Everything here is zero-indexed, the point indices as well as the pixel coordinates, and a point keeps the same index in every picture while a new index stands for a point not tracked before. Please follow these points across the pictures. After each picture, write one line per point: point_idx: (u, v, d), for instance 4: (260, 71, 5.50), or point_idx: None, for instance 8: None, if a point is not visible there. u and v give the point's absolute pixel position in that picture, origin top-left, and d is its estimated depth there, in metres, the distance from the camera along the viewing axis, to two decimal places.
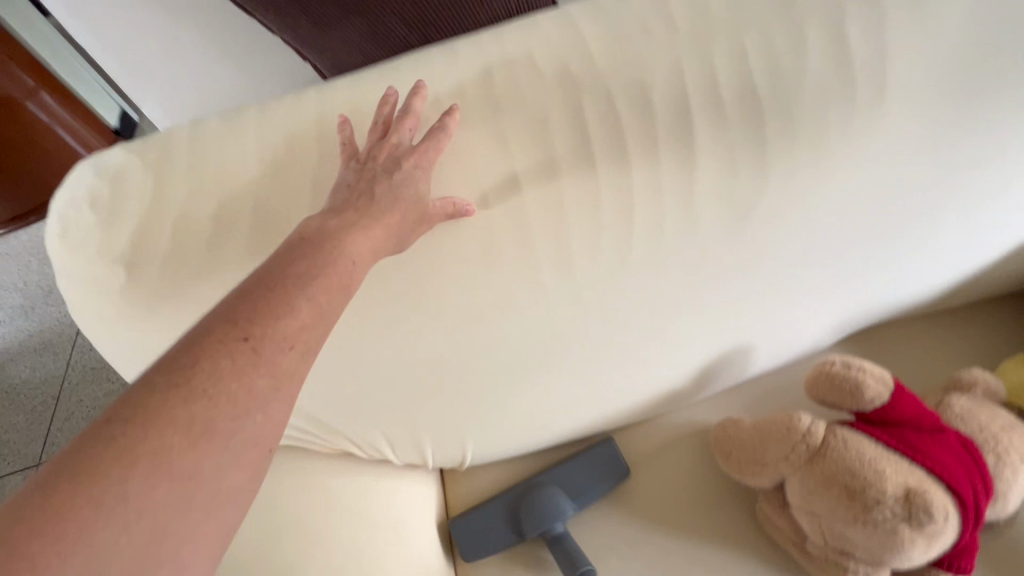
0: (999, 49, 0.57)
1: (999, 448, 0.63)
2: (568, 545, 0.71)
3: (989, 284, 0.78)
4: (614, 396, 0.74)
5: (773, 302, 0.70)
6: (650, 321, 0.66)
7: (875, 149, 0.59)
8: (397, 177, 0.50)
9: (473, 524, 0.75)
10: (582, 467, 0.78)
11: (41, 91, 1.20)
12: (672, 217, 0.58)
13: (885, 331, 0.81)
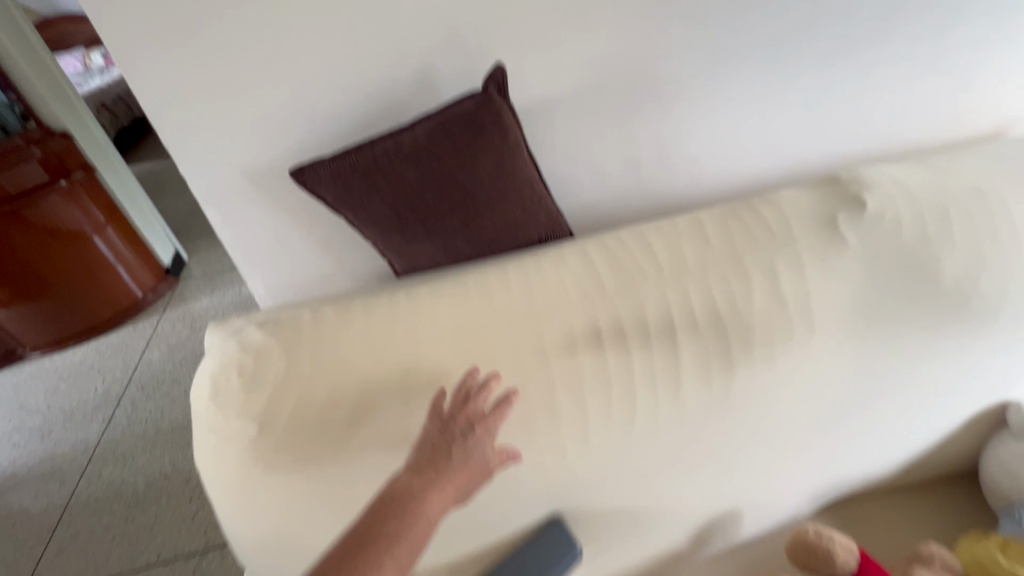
0: (894, 292, 0.79)
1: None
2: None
3: (927, 463, 0.95)
4: (620, 552, 0.86)
5: (752, 474, 0.85)
6: (650, 485, 0.81)
7: (812, 359, 0.79)
8: (470, 441, 0.63)
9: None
10: (539, 549, 0.76)
11: (104, 228, 2.13)
12: (665, 401, 0.76)
13: (853, 502, 0.95)
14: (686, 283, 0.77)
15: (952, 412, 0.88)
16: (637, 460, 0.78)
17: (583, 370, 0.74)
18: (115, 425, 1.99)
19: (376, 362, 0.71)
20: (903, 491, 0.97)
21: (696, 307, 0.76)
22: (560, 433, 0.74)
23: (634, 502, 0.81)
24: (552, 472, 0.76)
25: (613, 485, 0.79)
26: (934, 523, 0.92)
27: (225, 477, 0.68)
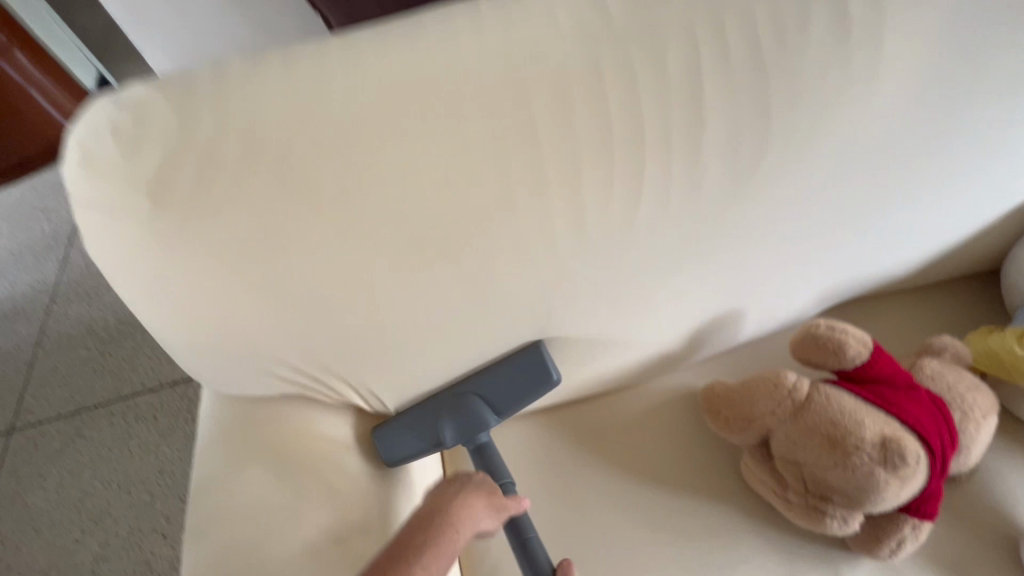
0: (977, 26, 0.63)
1: (963, 404, 0.69)
2: (490, 456, 0.75)
3: (947, 262, 0.86)
4: (611, 355, 0.79)
5: (764, 271, 0.76)
6: (648, 282, 0.71)
7: (863, 120, 0.65)
8: (476, 480, 0.65)
9: (394, 436, 0.74)
10: (517, 373, 0.73)
11: (14, 48, 1.29)
12: (680, 176, 0.63)
13: (859, 303, 0.89)
14: (721, 16, 0.58)
15: (992, 197, 0.78)
16: (639, 251, 0.67)
17: (581, 133, 0.58)
18: (70, 263, 1.85)
19: (305, 118, 0.52)
20: (913, 292, 0.90)
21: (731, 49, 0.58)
22: (549, 217, 0.61)
23: (631, 301, 0.72)
24: (539, 265, 0.64)
25: (609, 281, 0.69)
26: (940, 322, 0.88)
27: (131, 270, 0.55)
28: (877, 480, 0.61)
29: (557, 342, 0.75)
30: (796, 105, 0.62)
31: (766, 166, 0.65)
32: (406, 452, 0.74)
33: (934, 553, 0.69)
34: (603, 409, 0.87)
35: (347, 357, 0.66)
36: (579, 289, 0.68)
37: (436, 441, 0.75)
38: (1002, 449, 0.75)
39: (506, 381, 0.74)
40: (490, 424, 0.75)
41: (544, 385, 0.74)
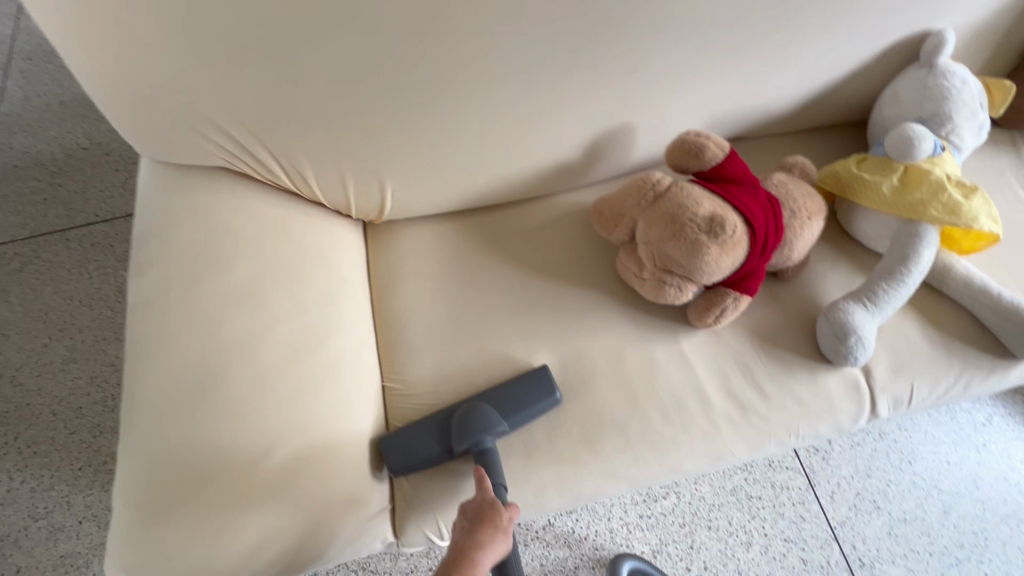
0: None
1: (793, 206, 0.83)
2: (490, 459, 0.75)
3: (824, 104, 0.97)
4: (519, 157, 0.90)
5: (654, 83, 0.86)
6: (539, 77, 0.80)
7: None
8: (487, 507, 0.69)
9: (407, 444, 0.78)
10: (519, 388, 0.80)
11: None
12: None
13: (745, 142, 1.01)
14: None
15: (867, 32, 0.87)
16: (535, 43, 0.77)
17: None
18: (9, 95, 1.80)
19: None
20: (796, 134, 1.02)
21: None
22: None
23: (532, 99, 0.83)
24: (443, 42, 0.74)
25: (509, 71, 0.79)
26: (815, 158, 1.00)
27: None
28: (701, 245, 0.75)
29: (465, 134, 0.84)
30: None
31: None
32: (420, 461, 0.78)
33: (751, 323, 0.87)
34: (512, 217, 0.99)
35: (270, 120, 0.77)
36: (482, 75, 0.78)
37: (444, 449, 0.79)
38: (825, 254, 0.92)
39: (513, 394, 0.79)
40: (496, 430, 0.76)
41: (545, 403, 0.80)
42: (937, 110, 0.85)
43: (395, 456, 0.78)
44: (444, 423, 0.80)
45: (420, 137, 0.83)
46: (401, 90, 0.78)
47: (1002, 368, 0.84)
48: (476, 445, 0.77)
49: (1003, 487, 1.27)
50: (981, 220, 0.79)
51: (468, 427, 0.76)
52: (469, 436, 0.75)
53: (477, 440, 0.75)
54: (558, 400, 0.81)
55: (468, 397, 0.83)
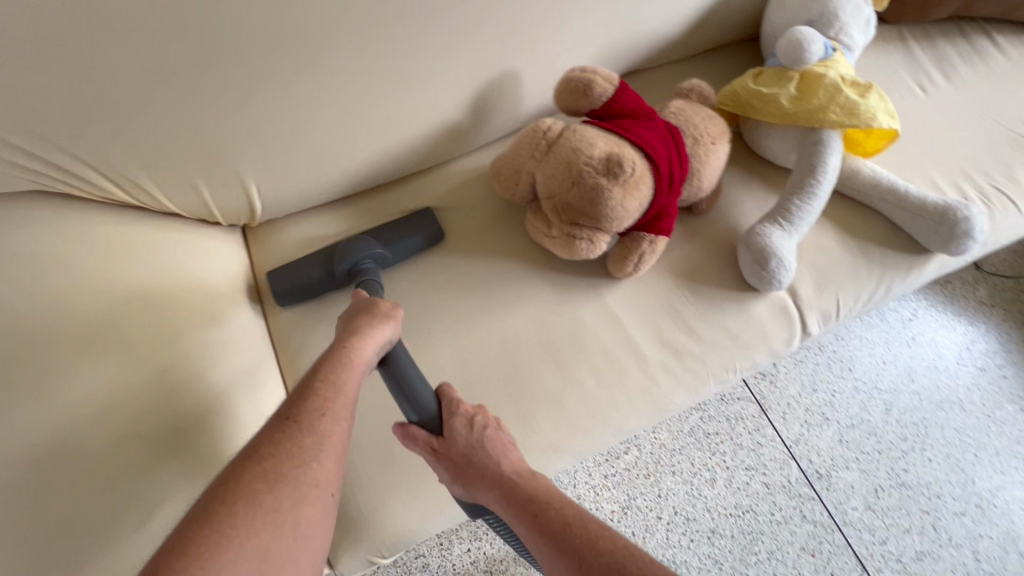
0: None
1: (695, 133, 0.78)
2: (368, 274, 0.77)
3: (712, 24, 0.92)
4: (396, 124, 0.80)
5: (528, 19, 0.77)
6: (391, 29, 0.71)
7: None
8: (358, 306, 0.66)
9: (289, 275, 0.79)
10: (399, 224, 0.83)
11: None
12: None
13: (642, 75, 0.95)
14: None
15: None
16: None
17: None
18: None
19: None
20: (692, 59, 0.97)
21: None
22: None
23: (393, 52, 0.73)
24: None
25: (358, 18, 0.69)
26: (713, 82, 0.95)
27: None
28: (602, 190, 0.68)
29: (326, 106, 0.74)
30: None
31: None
32: (303, 282, 0.79)
33: (673, 265, 0.83)
34: (408, 193, 0.90)
35: (77, 125, 0.64)
36: (326, 28, 0.68)
37: (325, 272, 0.79)
38: (737, 180, 0.88)
39: (395, 229, 0.82)
40: (374, 251, 0.78)
41: (426, 235, 0.83)
42: (824, 11, 0.81)
43: (279, 281, 0.79)
44: (329, 250, 0.80)
45: (274, 116, 0.72)
46: (235, 60, 0.66)
47: (918, 264, 0.84)
48: (356, 269, 0.78)
49: (934, 375, 1.32)
50: (880, 118, 0.76)
51: (347, 250, 0.78)
52: (344, 255, 0.77)
53: (351, 258, 0.76)
54: (439, 233, 0.84)
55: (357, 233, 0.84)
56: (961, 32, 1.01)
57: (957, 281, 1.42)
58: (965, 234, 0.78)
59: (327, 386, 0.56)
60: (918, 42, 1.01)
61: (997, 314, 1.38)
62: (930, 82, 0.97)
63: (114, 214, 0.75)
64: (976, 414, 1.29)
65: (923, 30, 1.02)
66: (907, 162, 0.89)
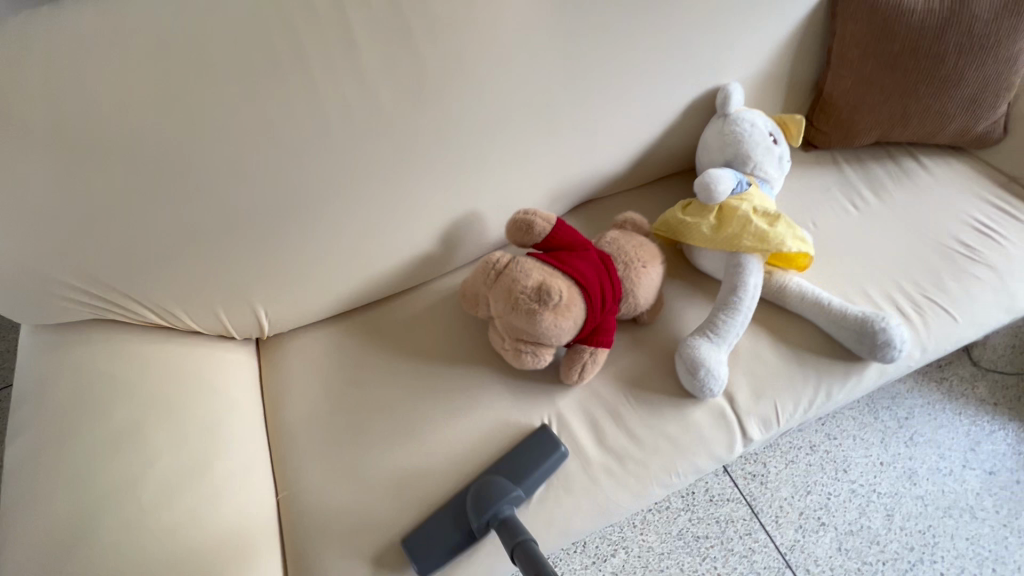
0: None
1: (626, 259, 0.90)
2: (512, 524, 0.74)
3: (648, 164, 1.09)
4: (381, 256, 0.97)
5: (487, 171, 0.95)
6: (371, 188, 0.89)
7: (497, 44, 0.85)
8: None
9: (428, 536, 0.81)
10: (524, 449, 0.83)
11: None
12: (353, 95, 0.81)
13: (597, 203, 1.12)
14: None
15: (665, 95, 1.00)
16: (369, 156, 0.86)
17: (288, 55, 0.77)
18: None
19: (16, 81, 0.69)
20: (640, 189, 1.14)
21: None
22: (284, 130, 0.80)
23: (377, 203, 0.90)
24: (282, 172, 0.82)
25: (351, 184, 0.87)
26: (658, 208, 1.10)
27: None
28: (536, 314, 0.81)
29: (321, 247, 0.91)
30: (451, 22, 0.82)
31: (447, 76, 0.84)
32: (442, 545, 0.80)
33: (617, 373, 0.92)
34: (395, 309, 1.06)
35: (128, 272, 0.83)
36: (325, 194, 0.86)
37: (465, 534, 0.81)
38: (677, 292, 0.99)
39: (519, 457, 0.83)
40: (510, 494, 0.77)
41: (553, 460, 0.83)
42: (737, 152, 0.96)
43: (420, 555, 0.79)
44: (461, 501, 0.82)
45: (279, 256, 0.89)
46: (254, 220, 0.85)
47: (855, 371, 0.89)
48: (497, 518, 0.76)
49: (938, 479, 1.27)
50: (788, 242, 0.87)
51: (482, 505, 0.75)
52: (485, 508, 0.74)
53: (494, 511, 0.74)
54: (565, 454, 0.84)
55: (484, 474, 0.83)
56: (890, 155, 1.12)
57: (954, 377, 1.39)
58: (886, 343, 0.84)
59: None
60: (849, 163, 1.13)
61: (1001, 413, 1.34)
62: (861, 200, 1.08)
63: (156, 334, 0.94)
64: (991, 523, 1.21)
65: (854, 155, 1.14)
66: (837, 274, 0.98)
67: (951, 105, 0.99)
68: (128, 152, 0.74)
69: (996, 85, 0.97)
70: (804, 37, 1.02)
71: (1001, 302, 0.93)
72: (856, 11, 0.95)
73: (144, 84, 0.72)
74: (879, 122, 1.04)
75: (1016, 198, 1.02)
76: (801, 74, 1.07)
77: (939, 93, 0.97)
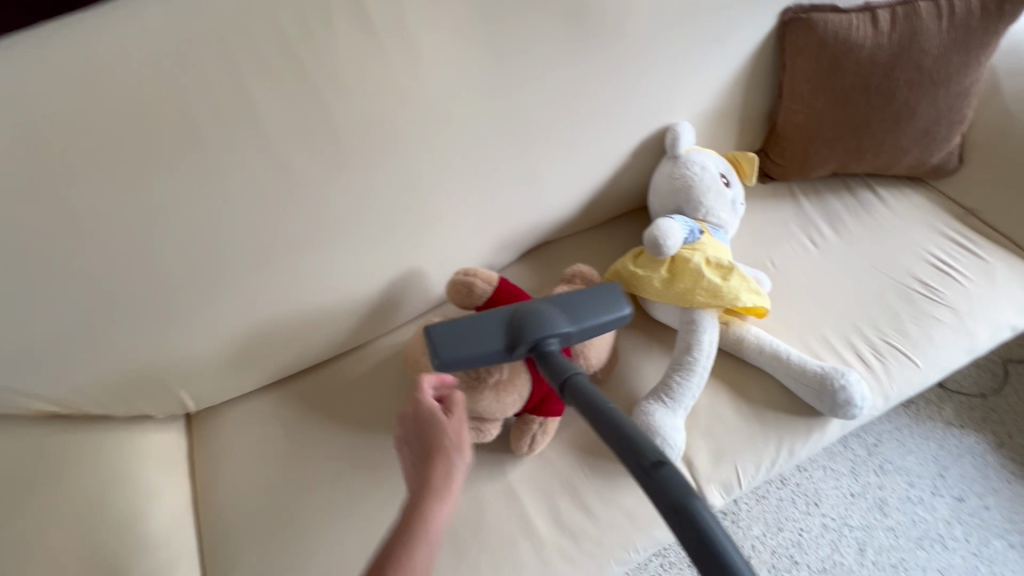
0: (490, 16, 0.79)
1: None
2: (554, 358, 0.66)
3: (600, 206, 1.04)
4: (313, 325, 0.88)
5: (425, 228, 0.88)
6: (294, 256, 0.81)
7: (419, 101, 0.79)
8: (436, 430, 0.65)
9: (455, 336, 0.68)
10: (587, 299, 0.71)
11: None
12: (260, 163, 0.75)
13: (547, 248, 1.06)
14: (278, 19, 0.73)
15: (612, 139, 0.94)
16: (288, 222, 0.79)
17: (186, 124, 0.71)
18: None
19: None
20: (592, 230, 1.09)
21: (292, 42, 0.74)
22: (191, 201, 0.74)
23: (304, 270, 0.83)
24: (191, 246, 0.75)
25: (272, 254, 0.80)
26: (611, 252, 1.05)
27: None
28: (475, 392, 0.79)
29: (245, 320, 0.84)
30: (366, 79, 0.76)
31: (366, 136, 0.78)
32: None
33: (571, 440, 0.86)
34: (334, 373, 0.98)
35: (21, 363, 0.74)
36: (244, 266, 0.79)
37: None
38: (633, 345, 0.94)
39: (579, 308, 0.70)
40: (559, 327, 0.67)
41: (611, 317, 0.71)
42: (687, 198, 0.91)
43: (447, 341, 0.67)
44: (502, 324, 0.68)
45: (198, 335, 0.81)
46: (168, 297, 0.77)
47: (816, 426, 0.85)
48: (539, 347, 0.67)
49: (908, 508, 1.25)
50: (744, 296, 0.83)
51: (532, 324, 0.66)
52: (528, 332, 0.66)
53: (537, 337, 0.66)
54: (625, 316, 0.72)
55: (533, 308, 0.69)
56: (847, 186, 1.09)
57: (920, 401, 1.38)
58: (846, 402, 0.80)
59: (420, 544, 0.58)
60: (807, 196, 1.09)
61: (967, 435, 1.33)
62: (820, 235, 1.04)
63: (68, 420, 0.85)
64: (961, 553, 1.20)
65: (811, 186, 1.10)
66: (799, 318, 0.93)
67: (905, 138, 0.96)
68: (17, 238, 0.68)
69: (949, 117, 0.94)
70: (754, 71, 0.97)
71: (962, 345, 0.90)
72: (806, 45, 0.91)
73: (33, 163, 0.67)
74: (833, 155, 1.00)
75: (974, 231, 1.00)
76: (754, 107, 1.02)
77: (892, 128, 0.94)
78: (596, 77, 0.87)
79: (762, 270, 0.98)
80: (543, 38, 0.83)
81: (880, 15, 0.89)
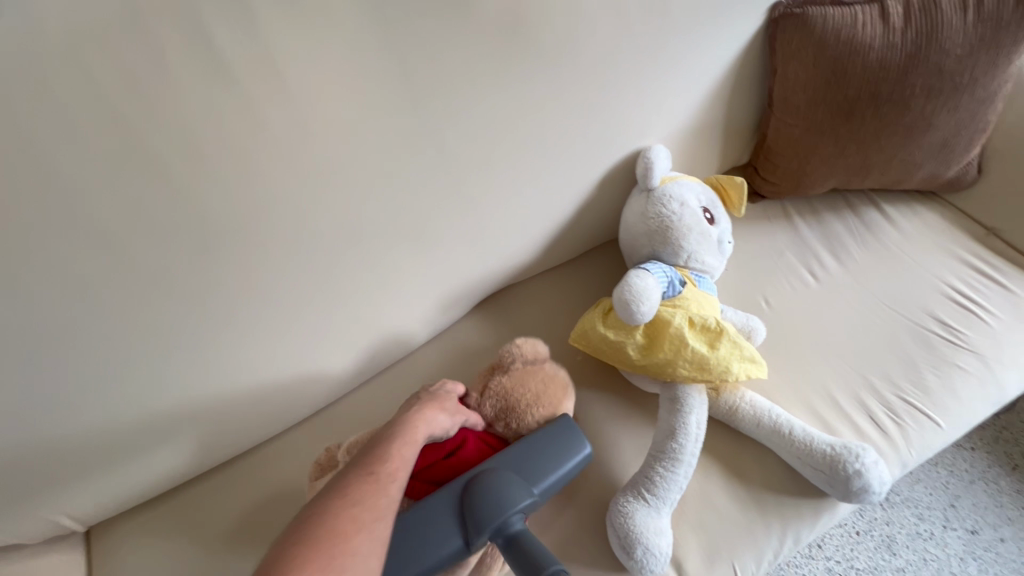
0: (404, 30, 0.58)
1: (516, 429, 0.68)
2: (526, 543, 0.55)
3: (563, 246, 0.87)
4: (205, 440, 0.68)
5: (345, 298, 0.68)
6: (156, 368, 0.59)
7: (315, 152, 0.58)
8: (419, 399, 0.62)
9: (404, 534, 0.55)
10: (541, 445, 0.64)
11: None
12: (80, 254, 0.51)
13: (506, 294, 0.90)
14: None
15: (573, 171, 0.77)
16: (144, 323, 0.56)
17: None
18: None
19: None
20: (559, 268, 0.93)
21: (98, 71, 0.48)
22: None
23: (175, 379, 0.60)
24: None
25: (126, 363, 0.57)
26: (580, 296, 0.89)
27: None
28: None
29: (108, 442, 0.61)
30: (228, 129, 0.54)
31: (244, 204, 0.57)
32: None
33: None
34: (254, 463, 0.76)
35: None
36: (87, 385, 0.57)
37: None
38: (608, 414, 0.79)
39: (532, 458, 0.63)
40: (522, 501, 0.57)
41: (574, 460, 0.65)
42: (665, 242, 0.75)
43: (393, 556, 0.54)
44: (454, 510, 0.57)
45: (43, 460, 0.58)
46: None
47: (826, 508, 0.72)
48: (501, 532, 0.56)
49: (919, 546, 1.14)
50: (733, 367, 0.70)
51: (489, 505, 0.56)
52: (486, 518, 0.55)
53: (499, 521, 0.55)
54: (588, 454, 0.66)
55: (485, 478, 0.58)
56: (849, 204, 0.95)
57: None
58: (862, 489, 0.68)
59: (339, 508, 0.45)
60: (804, 218, 0.94)
61: (978, 458, 1.23)
62: (820, 266, 0.89)
63: None
64: None
65: (808, 205, 0.96)
66: (798, 371, 0.79)
67: (918, 152, 0.82)
68: None
69: (970, 129, 0.81)
70: (740, 79, 0.81)
71: (988, 395, 0.78)
72: (800, 49, 0.76)
73: None
74: (834, 173, 0.85)
75: (994, 257, 0.87)
76: (739, 122, 0.86)
77: (900, 142, 0.80)
78: (551, 102, 0.70)
79: (754, 314, 0.84)
80: (482, 58, 0.63)
81: (892, 8, 0.75)
